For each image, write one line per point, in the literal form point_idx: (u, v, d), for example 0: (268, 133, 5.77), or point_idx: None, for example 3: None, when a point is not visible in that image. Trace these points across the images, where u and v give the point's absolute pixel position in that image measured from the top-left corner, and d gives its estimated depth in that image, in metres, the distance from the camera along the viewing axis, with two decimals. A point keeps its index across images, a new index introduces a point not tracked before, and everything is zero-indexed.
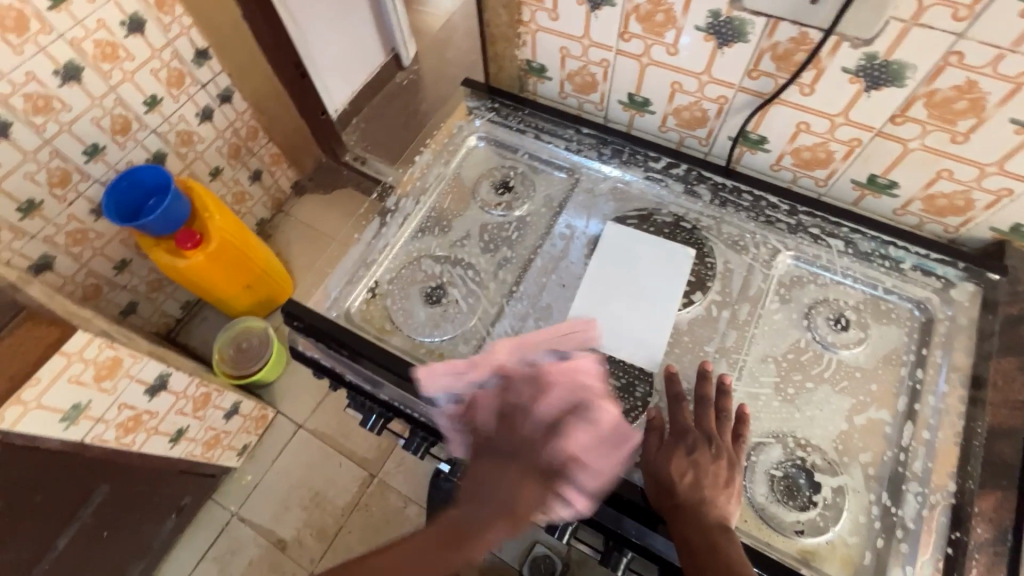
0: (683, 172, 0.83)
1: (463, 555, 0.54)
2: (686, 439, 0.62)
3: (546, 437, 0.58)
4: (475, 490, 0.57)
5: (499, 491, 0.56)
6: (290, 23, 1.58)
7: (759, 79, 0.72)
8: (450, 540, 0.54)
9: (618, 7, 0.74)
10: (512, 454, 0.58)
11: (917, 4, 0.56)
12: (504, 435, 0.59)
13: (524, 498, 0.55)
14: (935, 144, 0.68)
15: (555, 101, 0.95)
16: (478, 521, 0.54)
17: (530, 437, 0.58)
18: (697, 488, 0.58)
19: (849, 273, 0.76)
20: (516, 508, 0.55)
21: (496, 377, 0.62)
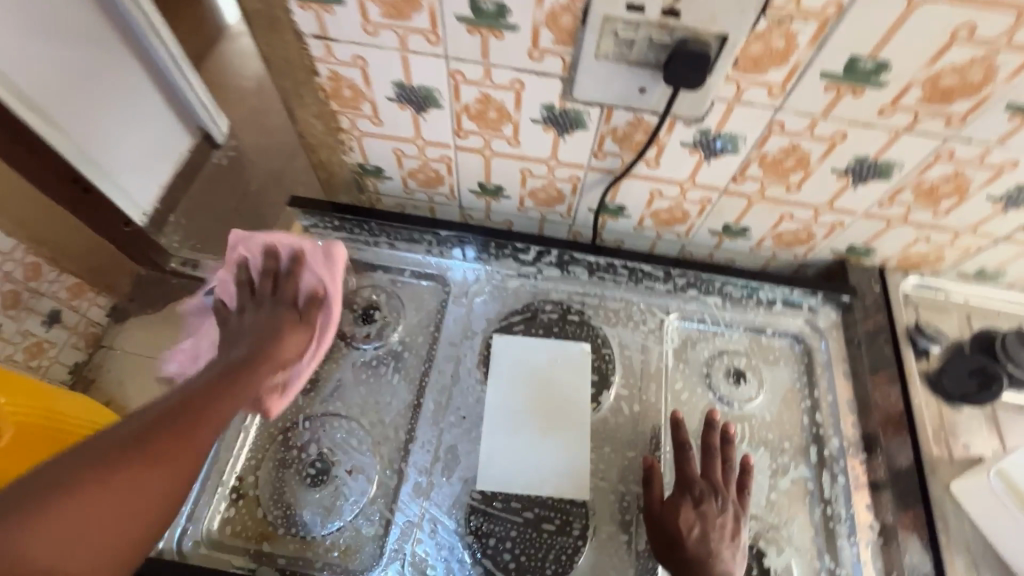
0: (554, 257, 0.78)
1: (227, 400, 0.57)
2: (690, 490, 0.60)
3: (289, 321, 0.66)
4: (240, 335, 0.66)
5: (264, 334, 0.64)
6: (45, 125, 1.19)
7: (607, 159, 0.70)
8: (222, 386, 0.58)
9: (445, 108, 0.67)
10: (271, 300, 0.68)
11: (737, 86, 0.57)
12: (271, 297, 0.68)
13: (287, 351, 0.65)
14: (775, 196, 0.71)
15: (401, 197, 0.85)
16: (253, 349, 0.63)
17: (284, 299, 0.68)
18: (704, 543, 0.57)
19: (732, 325, 0.76)
20: (264, 347, 0.64)
21: (246, 246, 0.71)
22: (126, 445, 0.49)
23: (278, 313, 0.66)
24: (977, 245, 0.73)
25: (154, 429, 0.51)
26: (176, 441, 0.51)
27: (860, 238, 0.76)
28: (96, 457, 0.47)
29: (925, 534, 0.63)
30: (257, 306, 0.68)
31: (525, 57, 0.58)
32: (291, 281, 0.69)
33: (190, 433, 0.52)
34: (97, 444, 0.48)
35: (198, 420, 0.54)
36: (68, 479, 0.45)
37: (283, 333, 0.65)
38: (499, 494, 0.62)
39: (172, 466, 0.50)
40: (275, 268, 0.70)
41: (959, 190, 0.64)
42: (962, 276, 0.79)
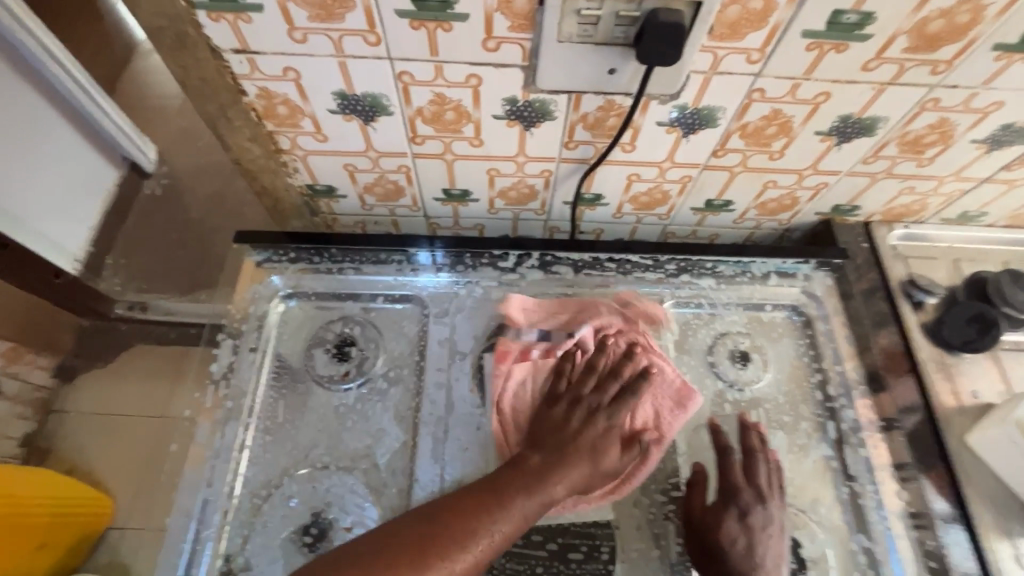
0: (536, 259, 0.74)
1: (566, 459, 0.55)
2: (734, 501, 0.58)
3: (627, 405, 0.59)
4: (535, 439, 0.57)
5: (588, 396, 0.59)
6: None
7: (580, 148, 0.65)
8: (500, 481, 0.53)
9: (397, 114, 0.60)
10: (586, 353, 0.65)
11: (714, 56, 0.52)
12: (590, 391, 0.59)
13: (610, 454, 0.57)
14: (758, 165, 0.67)
15: (361, 214, 0.78)
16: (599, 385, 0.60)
17: (609, 433, 0.57)
18: (745, 556, 0.56)
19: (727, 305, 0.73)
20: (549, 473, 0.54)
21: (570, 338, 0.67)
22: (433, 521, 0.49)
23: (601, 426, 0.57)
24: (960, 189, 0.72)
25: (456, 505, 0.50)
26: (422, 555, 0.46)
27: (843, 197, 0.74)
28: (377, 542, 0.47)
29: (950, 494, 0.62)
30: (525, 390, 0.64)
31: (480, 49, 0.52)
32: (619, 376, 0.60)
33: (436, 547, 0.47)
34: (409, 524, 0.49)
35: (500, 480, 0.53)
36: (439, 541, 0.47)
37: (598, 444, 0.57)
38: (519, 530, 0.57)
39: (410, 573, 0.45)
40: (592, 363, 0.60)
41: (945, 138, 0.62)
42: (945, 221, 0.78)
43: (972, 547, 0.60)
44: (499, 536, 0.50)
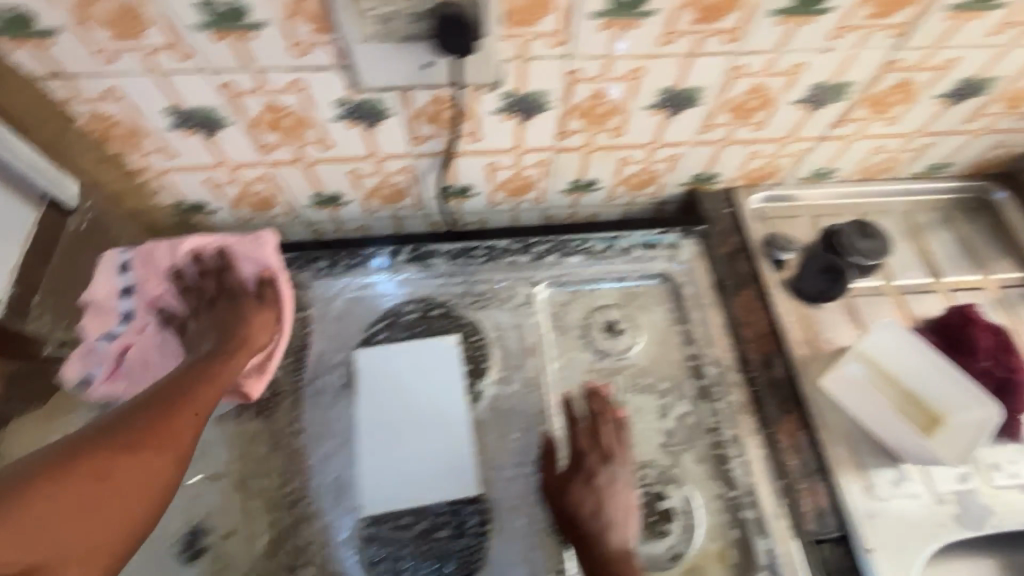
0: (409, 254, 0.74)
1: (215, 374, 0.59)
2: (582, 465, 0.60)
3: (235, 282, 0.68)
4: (219, 328, 0.65)
5: (228, 326, 0.64)
6: None
7: (428, 142, 0.67)
8: (210, 357, 0.61)
9: (235, 125, 0.61)
10: (229, 305, 0.66)
11: (518, 43, 0.55)
12: (207, 291, 0.68)
13: (258, 331, 0.64)
14: (605, 143, 0.70)
15: (240, 227, 0.79)
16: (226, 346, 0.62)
17: (236, 287, 0.67)
18: (594, 515, 0.57)
19: (598, 281, 0.76)
20: (236, 334, 0.63)
21: (165, 253, 0.67)
22: (160, 413, 0.53)
23: (237, 299, 0.66)
24: (804, 149, 0.76)
25: (115, 430, 0.51)
26: (156, 439, 0.52)
27: (699, 166, 0.77)
28: (41, 464, 0.47)
29: (806, 435, 0.65)
30: (206, 312, 0.67)
31: (289, 56, 0.54)
32: (224, 270, 0.68)
33: (168, 421, 0.53)
34: (136, 409, 0.53)
35: (179, 398, 0.55)
36: (110, 455, 0.49)
37: (242, 314, 0.65)
38: (387, 514, 0.60)
39: (160, 454, 0.51)
40: (208, 267, 0.68)
41: (766, 101, 0.66)
42: (803, 180, 0.82)
43: (826, 483, 0.63)
44: (178, 441, 0.53)
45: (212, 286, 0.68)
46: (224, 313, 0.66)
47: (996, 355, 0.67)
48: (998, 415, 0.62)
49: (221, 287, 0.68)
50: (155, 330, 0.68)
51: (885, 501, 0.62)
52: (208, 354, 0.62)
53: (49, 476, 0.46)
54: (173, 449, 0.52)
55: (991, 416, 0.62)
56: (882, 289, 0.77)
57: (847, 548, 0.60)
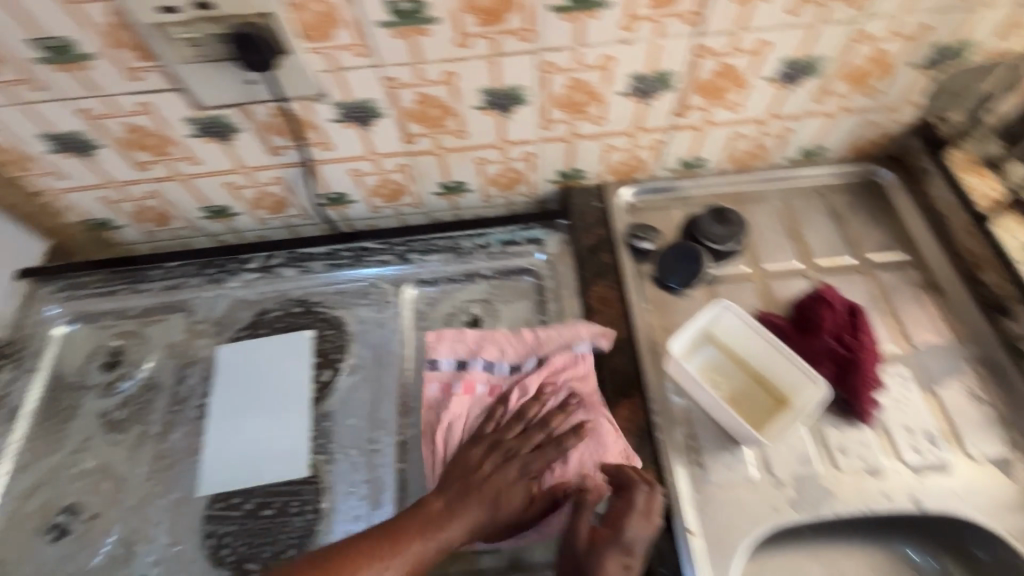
0: (281, 258, 0.81)
1: (411, 549, 0.54)
2: (628, 541, 0.54)
3: (540, 456, 0.60)
4: (494, 484, 0.58)
5: (483, 489, 0.58)
6: None
7: (286, 153, 0.73)
8: (438, 516, 0.56)
9: (107, 146, 0.69)
10: (536, 451, 0.60)
11: (326, 56, 0.61)
12: (523, 428, 0.62)
13: (511, 501, 0.58)
14: (454, 145, 0.74)
15: (149, 242, 0.88)
16: (485, 475, 0.59)
17: (574, 433, 0.61)
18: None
19: (456, 277, 0.79)
20: (480, 482, 0.59)
21: (507, 350, 0.70)
22: (373, 550, 0.54)
23: (508, 469, 0.59)
24: (659, 140, 0.77)
25: (313, 570, 0.52)
26: (354, 573, 0.52)
27: (561, 163, 0.80)
28: (284, 572, 0.52)
29: (642, 418, 0.66)
30: (510, 450, 0.61)
31: (128, 81, 0.61)
32: (551, 424, 0.62)
33: (354, 568, 0.52)
34: (364, 538, 0.55)
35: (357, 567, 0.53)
36: None
37: (478, 468, 0.59)
38: (220, 495, 0.63)
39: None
40: (551, 395, 0.65)
41: (592, 96, 0.68)
42: (674, 172, 0.83)
43: (654, 466, 0.63)
44: None
45: (540, 419, 0.63)
46: (510, 462, 0.60)
47: (839, 332, 0.67)
48: (823, 389, 0.62)
49: (538, 423, 0.62)
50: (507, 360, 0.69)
51: (715, 483, 0.62)
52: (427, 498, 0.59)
53: None
54: None
55: (821, 392, 0.62)
56: (747, 275, 0.77)
57: (671, 531, 0.59)
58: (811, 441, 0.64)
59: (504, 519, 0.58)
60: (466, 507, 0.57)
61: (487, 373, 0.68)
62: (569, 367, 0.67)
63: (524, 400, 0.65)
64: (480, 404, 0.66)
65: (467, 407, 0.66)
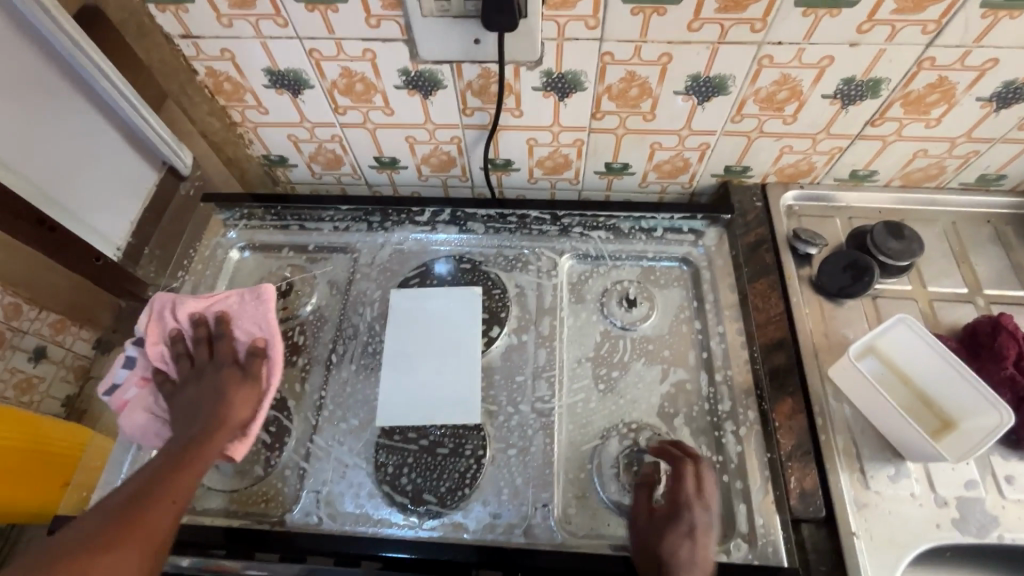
0: (448, 216, 0.84)
1: (189, 466, 0.59)
2: (683, 513, 0.59)
3: (227, 385, 0.65)
4: (188, 412, 0.64)
5: (208, 402, 0.64)
6: None
7: (476, 115, 0.76)
8: (192, 437, 0.61)
9: (317, 87, 0.73)
10: (208, 370, 0.66)
11: (557, 25, 0.63)
12: (185, 370, 0.67)
13: (232, 416, 0.63)
14: (637, 127, 0.76)
15: (313, 183, 0.92)
16: (198, 393, 0.65)
17: (224, 358, 0.67)
18: (689, 567, 0.56)
19: (616, 258, 0.81)
20: (212, 409, 0.63)
21: (167, 310, 0.69)
22: (130, 509, 0.54)
23: (207, 373, 0.66)
24: (839, 147, 0.77)
25: (115, 521, 0.53)
26: (134, 529, 0.53)
27: (732, 158, 0.80)
28: (85, 536, 0.52)
29: (806, 416, 0.67)
30: (212, 349, 0.68)
31: (365, 26, 0.65)
32: (209, 336, 0.69)
33: (141, 513, 0.54)
34: (142, 490, 0.56)
35: (145, 509, 0.54)
36: (108, 548, 0.51)
37: (224, 391, 0.64)
38: (397, 427, 0.68)
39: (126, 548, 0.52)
40: (206, 334, 0.69)
41: (795, 94, 0.69)
42: (840, 182, 0.83)
43: (817, 466, 0.64)
44: (139, 552, 0.52)
45: (198, 339, 0.68)
46: (227, 382, 0.65)
47: (1020, 362, 0.65)
48: (1009, 418, 0.61)
49: (218, 349, 0.68)
50: (235, 308, 0.70)
51: (877, 492, 0.63)
52: (186, 436, 0.61)
53: (101, 552, 0.51)
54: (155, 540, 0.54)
55: (1003, 422, 0.61)
56: (911, 293, 0.76)
57: (830, 530, 0.61)
58: (978, 468, 0.64)
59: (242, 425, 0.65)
60: (231, 409, 0.64)
61: (188, 327, 0.69)
62: (236, 315, 0.70)
63: (201, 331, 0.69)
64: (244, 308, 0.70)
65: (222, 318, 0.69)
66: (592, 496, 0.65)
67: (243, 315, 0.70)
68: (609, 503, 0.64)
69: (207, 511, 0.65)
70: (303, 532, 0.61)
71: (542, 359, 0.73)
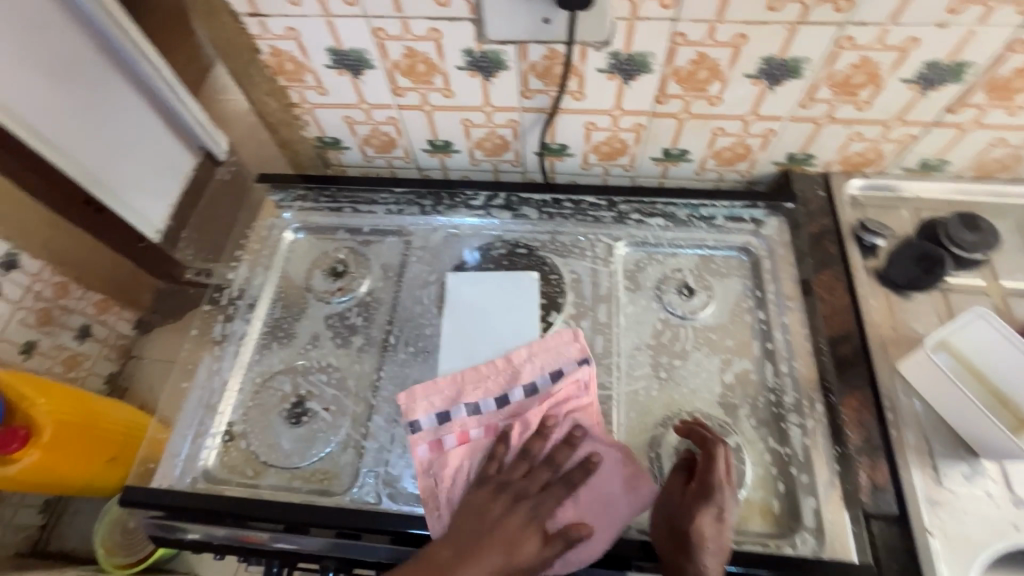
0: (501, 200, 0.84)
1: None
2: (714, 495, 0.56)
3: (573, 509, 0.58)
4: (472, 531, 0.57)
5: (484, 535, 0.57)
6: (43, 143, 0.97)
7: (536, 97, 0.74)
8: (457, 566, 0.55)
9: (378, 67, 0.73)
10: (534, 505, 0.58)
11: (630, 4, 0.61)
12: (529, 478, 0.59)
13: (522, 558, 0.55)
14: (701, 112, 0.74)
15: (364, 166, 0.92)
16: (560, 494, 0.58)
17: (559, 510, 0.58)
18: (712, 548, 0.54)
19: (674, 246, 0.80)
20: (491, 542, 0.56)
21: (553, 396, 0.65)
22: None
23: (545, 510, 0.58)
24: (912, 135, 0.74)
25: None
26: None
27: (797, 145, 0.78)
28: None
29: (875, 412, 0.65)
30: (565, 474, 0.60)
31: (433, 5, 0.64)
32: (581, 479, 0.59)
33: None
34: None
35: None
36: None
37: (519, 536, 0.56)
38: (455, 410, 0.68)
39: None
40: (570, 463, 0.60)
41: (873, 78, 0.66)
42: (907, 171, 0.80)
43: (887, 462, 0.62)
44: None
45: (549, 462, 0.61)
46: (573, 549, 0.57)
47: None
48: None
49: (545, 478, 0.60)
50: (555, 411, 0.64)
51: (950, 490, 0.61)
52: (490, 551, 0.56)
53: None
54: None
55: None
56: (983, 288, 0.73)
57: (902, 527, 0.59)
58: None
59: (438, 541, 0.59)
60: (509, 559, 0.55)
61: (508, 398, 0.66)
62: (564, 403, 0.65)
63: (549, 432, 0.62)
64: (629, 464, 0.61)
65: (607, 472, 0.61)
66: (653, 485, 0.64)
67: (613, 444, 0.63)
68: None
69: (268, 485, 0.66)
70: (366, 509, 0.62)
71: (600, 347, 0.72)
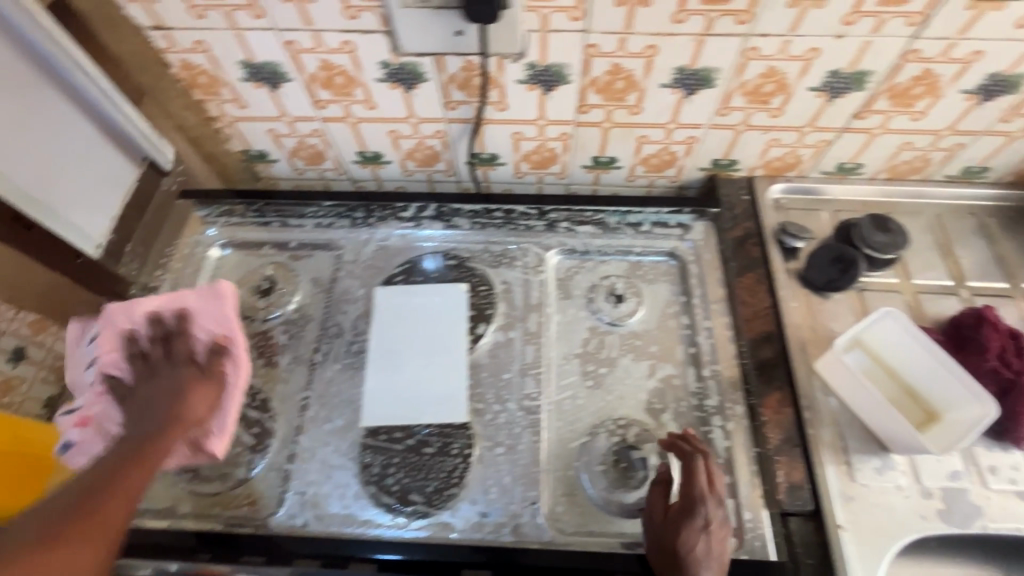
0: (432, 211, 0.83)
1: (148, 454, 0.56)
2: (697, 508, 0.56)
3: (188, 359, 0.64)
4: (141, 410, 0.61)
5: (168, 395, 0.61)
6: None
7: (460, 108, 0.74)
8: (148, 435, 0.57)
9: (295, 80, 0.71)
10: (165, 368, 0.64)
11: (539, 16, 0.62)
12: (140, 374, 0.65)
13: (194, 410, 0.61)
14: (623, 120, 0.74)
15: (295, 179, 0.90)
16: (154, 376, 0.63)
17: (182, 359, 0.64)
18: (706, 563, 0.54)
19: (604, 253, 0.80)
20: (165, 411, 0.60)
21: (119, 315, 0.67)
22: (98, 482, 0.52)
23: (174, 371, 0.63)
24: (825, 140, 0.76)
25: (95, 492, 0.51)
26: (89, 508, 0.50)
27: (719, 151, 0.79)
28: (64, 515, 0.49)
29: (794, 412, 0.66)
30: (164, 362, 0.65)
31: (342, 17, 0.63)
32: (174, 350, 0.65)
33: (91, 514, 0.50)
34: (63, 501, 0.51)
35: (100, 493, 0.51)
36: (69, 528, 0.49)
37: (185, 389, 0.62)
38: (383, 427, 0.67)
39: (84, 541, 0.49)
40: (164, 338, 0.67)
41: (781, 87, 0.68)
42: (826, 174, 0.82)
43: (805, 461, 0.64)
44: (114, 521, 0.51)
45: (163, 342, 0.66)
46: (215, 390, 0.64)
47: (1003, 355, 0.66)
48: (992, 409, 0.61)
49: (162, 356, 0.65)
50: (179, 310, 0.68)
51: (863, 484, 0.63)
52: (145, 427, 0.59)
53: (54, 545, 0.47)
54: (118, 521, 0.51)
55: (986, 412, 0.62)
56: (897, 287, 0.76)
57: (817, 523, 0.61)
58: (963, 461, 0.64)
59: (198, 424, 0.63)
60: (190, 404, 0.61)
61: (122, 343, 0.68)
62: (191, 307, 0.68)
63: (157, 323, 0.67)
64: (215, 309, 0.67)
65: (193, 308, 0.67)
66: (580, 495, 0.64)
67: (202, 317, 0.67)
68: (597, 500, 0.63)
69: (188, 513, 0.64)
70: (289, 534, 0.61)
71: (530, 357, 0.72)
